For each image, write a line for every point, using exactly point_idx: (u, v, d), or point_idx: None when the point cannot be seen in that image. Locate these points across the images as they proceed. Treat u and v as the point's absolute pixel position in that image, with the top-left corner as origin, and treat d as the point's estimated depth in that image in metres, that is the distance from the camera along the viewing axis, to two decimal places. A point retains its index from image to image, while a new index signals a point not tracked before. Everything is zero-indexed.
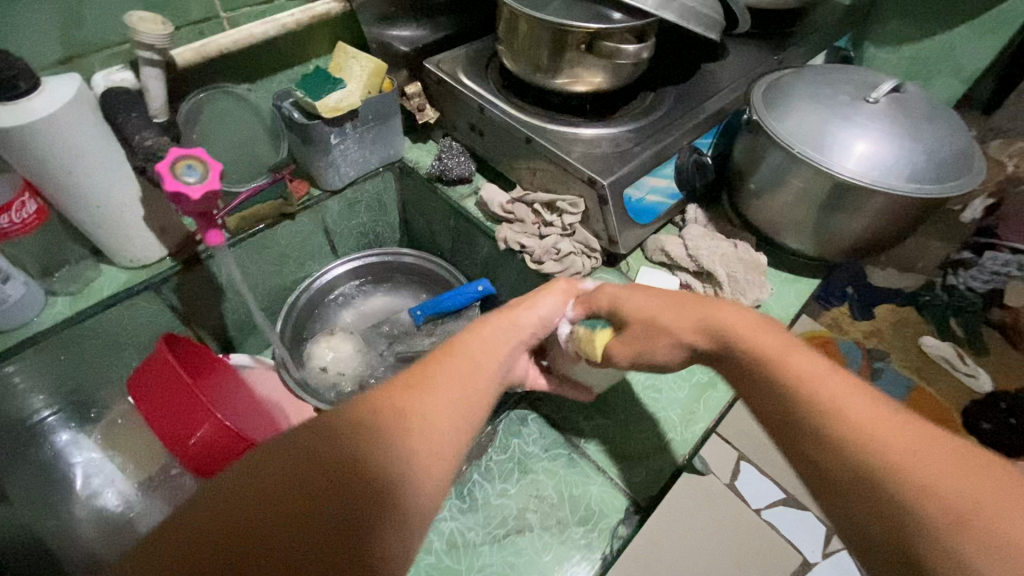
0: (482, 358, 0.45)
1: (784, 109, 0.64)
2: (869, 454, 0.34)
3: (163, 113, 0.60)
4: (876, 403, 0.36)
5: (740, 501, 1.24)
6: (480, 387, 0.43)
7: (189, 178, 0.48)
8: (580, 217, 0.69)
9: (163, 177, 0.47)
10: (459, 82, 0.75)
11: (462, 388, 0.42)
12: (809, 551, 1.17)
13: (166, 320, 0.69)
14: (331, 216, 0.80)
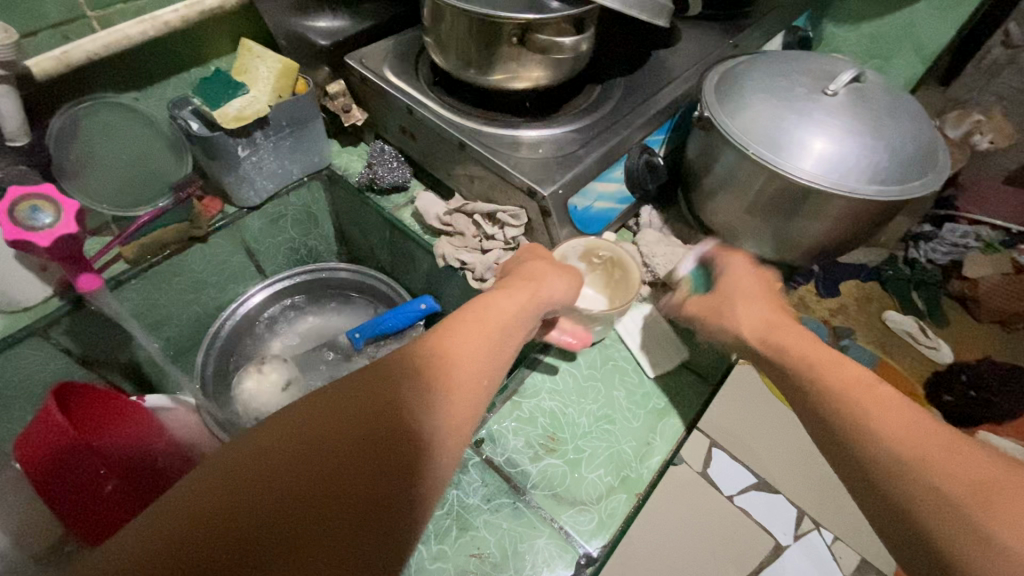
0: (490, 342, 0.41)
1: (738, 103, 0.58)
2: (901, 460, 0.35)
3: (24, 137, 0.52)
4: (864, 398, 0.39)
5: (711, 489, 1.15)
6: (494, 366, 0.41)
7: (37, 220, 0.48)
8: (523, 229, 0.63)
9: (3, 223, 0.47)
10: (385, 80, 0.67)
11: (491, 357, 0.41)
12: (781, 534, 1.10)
13: (62, 365, 0.62)
14: (252, 233, 0.73)
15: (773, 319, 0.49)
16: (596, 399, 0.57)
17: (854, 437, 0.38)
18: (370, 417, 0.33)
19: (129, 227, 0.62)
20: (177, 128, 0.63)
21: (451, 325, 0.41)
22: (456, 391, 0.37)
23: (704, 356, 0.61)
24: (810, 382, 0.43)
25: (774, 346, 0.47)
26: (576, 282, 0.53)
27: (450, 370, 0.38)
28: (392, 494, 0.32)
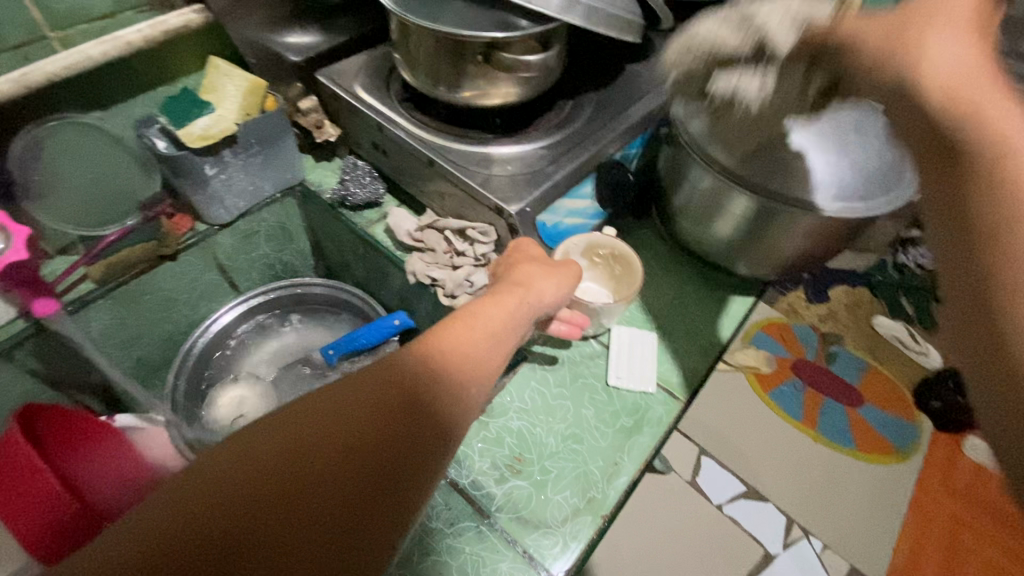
0: (496, 331, 0.42)
1: (705, 120, 0.58)
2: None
3: None
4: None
5: None
6: (498, 357, 0.41)
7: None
8: (493, 246, 0.62)
9: None
10: (356, 97, 0.67)
11: (496, 347, 0.41)
12: None
13: (26, 387, 0.61)
14: (224, 251, 0.72)
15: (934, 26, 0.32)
16: (564, 418, 0.56)
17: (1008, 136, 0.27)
18: (348, 425, 0.32)
19: (96, 247, 0.62)
20: (144, 147, 0.63)
21: (438, 333, 0.39)
22: (467, 374, 0.38)
23: (675, 373, 0.60)
24: (1009, 168, 0.27)
25: (966, 100, 0.29)
26: (565, 287, 0.51)
27: (435, 376, 0.36)
28: (371, 505, 0.31)
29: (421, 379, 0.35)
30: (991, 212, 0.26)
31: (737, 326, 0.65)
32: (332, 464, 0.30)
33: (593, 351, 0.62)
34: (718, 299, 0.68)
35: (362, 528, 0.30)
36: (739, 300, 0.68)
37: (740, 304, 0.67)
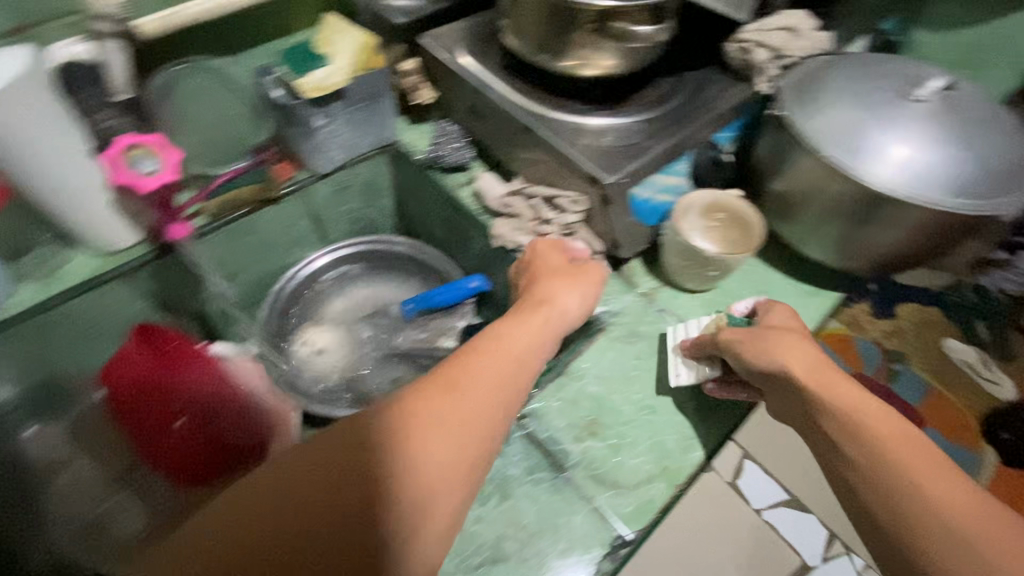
0: (490, 391, 0.44)
1: (815, 105, 0.57)
2: (968, 560, 0.39)
3: (128, 90, 0.57)
4: (922, 479, 0.42)
5: (738, 499, 1.05)
6: (486, 415, 0.43)
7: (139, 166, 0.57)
8: (582, 215, 0.63)
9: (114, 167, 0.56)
10: (458, 61, 0.69)
11: (482, 402, 0.43)
12: (809, 555, 1.00)
13: (141, 308, 0.67)
14: (319, 201, 0.76)
15: (814, 371, 0.49)
16: (642, 388, 0.57)
17: (914, 503, 0.41)
18: (366, 474, 0.38)
19: (209, 185, 0.66)
20: (260, 96, 0.67)
21: (444, 380, 0.43)
22: (442, 439, 0.40)
23: None
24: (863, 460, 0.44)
25: (842, 427, 0.46)
26: (584, 297, 0.55)
27: (388, 445, 0.39)
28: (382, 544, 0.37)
29: (432, 431, 0.40)
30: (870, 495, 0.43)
31: (823, 319, 0.64)
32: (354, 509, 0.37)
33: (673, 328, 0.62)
34: (805, 291, 0.66)
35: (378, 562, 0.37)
36: (828, 293, 0.66)
37: (829, 298, 0.66)
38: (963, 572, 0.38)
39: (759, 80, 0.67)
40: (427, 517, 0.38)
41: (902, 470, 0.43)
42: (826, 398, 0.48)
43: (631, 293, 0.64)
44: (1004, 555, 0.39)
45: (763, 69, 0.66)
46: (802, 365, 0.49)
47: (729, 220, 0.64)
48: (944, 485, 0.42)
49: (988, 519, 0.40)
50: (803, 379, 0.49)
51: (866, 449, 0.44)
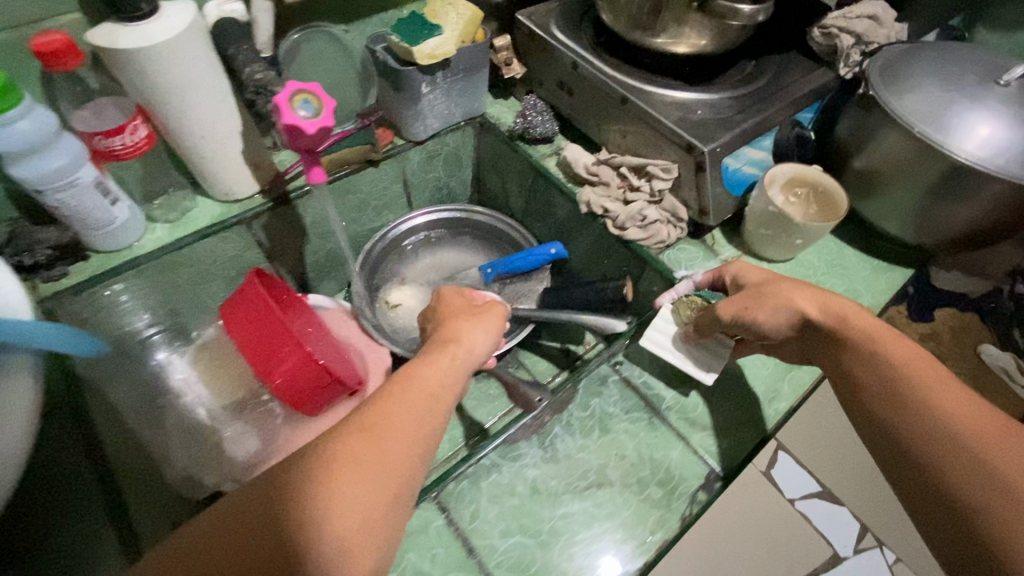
0: (413, 438, 0.39)
1: (906, 84, 0.61)
2: (988, 481, 0.39)
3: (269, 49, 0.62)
4: (958, 417, 0.42)
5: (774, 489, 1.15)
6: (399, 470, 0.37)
7: (304, 112, 0.48)
8: (671, 183, 0.67)
9: (281, 109, 0.47)
10: (554, 37, 0.74)
11: (402, 450, 0.38)
12: (840, 545, 1.10)
13: (253, 255, 0.72)
14: (411, 167, 0.81)
15: (823, 306, 0.51)
16: None
17: (931, 426, 0.42)
18: (268, 546, 0.33)
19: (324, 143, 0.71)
20: (370, 62, 0.71)
21: (368, 436, 0.37)
22: (355, 494, 0.35)
23: None
24: (897, 402, 0.44)
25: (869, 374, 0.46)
26: (491, 340, 0.50)
27: (297, 509, 0.34)
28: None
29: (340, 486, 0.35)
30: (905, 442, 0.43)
31: (893, 293, 0.68)
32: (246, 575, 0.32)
33: None
34: (876, 268, 0.70)
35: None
36: (896, 270, 0.70)
37: (898, 274, 0.70)
38: (981, 491, 0.39)
39: (842, 65, 0.70)
40: None
41: (934, 410, 0.42)
42: (842, 327, 0.49)
43: (714, 260, 0.69)
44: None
45: (847, 54, 0.69)
46: (810, 303, 0.51)
47: (808, 194, 0.68)
48: (980, 420, 0.41)
49: (1023, 448, 0.39)
50: (814, 316, 0.50)
51: (879, 374, 0.46)
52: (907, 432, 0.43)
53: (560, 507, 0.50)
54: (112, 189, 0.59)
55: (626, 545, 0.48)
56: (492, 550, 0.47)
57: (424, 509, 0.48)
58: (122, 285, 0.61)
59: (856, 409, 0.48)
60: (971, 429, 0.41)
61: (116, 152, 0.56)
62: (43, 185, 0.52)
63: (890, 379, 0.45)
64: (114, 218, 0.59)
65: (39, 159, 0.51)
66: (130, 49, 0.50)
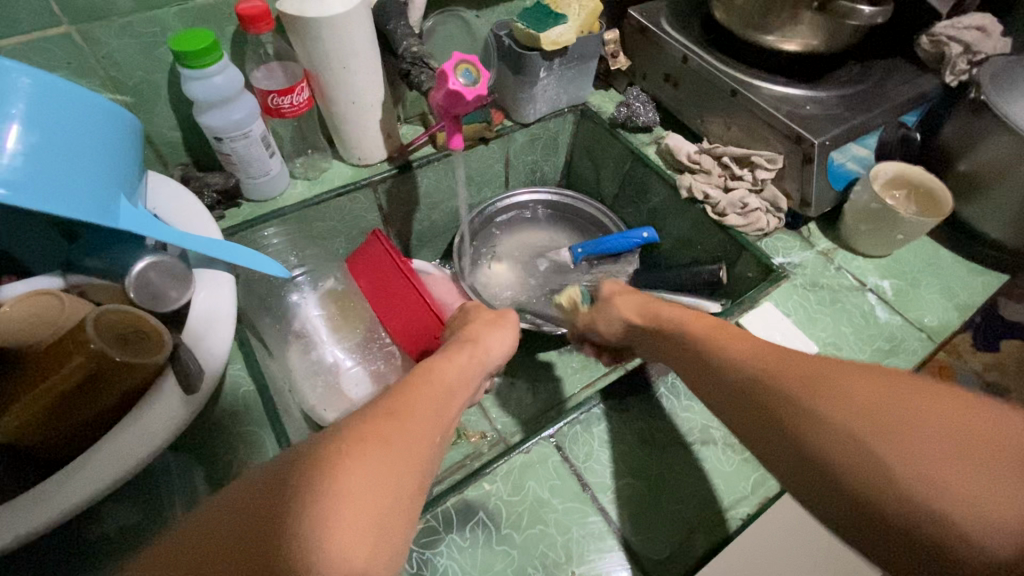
0: (430, 416, 0.41)
1: (1021, 90, 0.62)
2: (841, 440, 0.36)
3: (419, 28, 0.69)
4: (866, 402, 0.37)
5: None
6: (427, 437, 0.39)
7: (465, 80, 0.56)
8: (774, 174, 0.70)
9: (448, 77, 0.55)
10: (664, 31, 0.78)
11: (426, 423, 0.40)
12: None
13: (373, 217, 0.78)
14: (515, 148, 0.86)
15: (646, 308, 0.58)
16: (825, 328, 0.64)
17: (841, 444, 0.36)
18: (285, 487, 0.32)
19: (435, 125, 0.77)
20: (493, 46, 0.77)
21: (407, 396, 0.41)
22: (386, 455, 0.35)
23: (928, 318, 0.66)
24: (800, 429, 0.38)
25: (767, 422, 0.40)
26: (513, 336, 0.57)
27: (315, 463, 0.33)
28: (288, 525, 0.31)
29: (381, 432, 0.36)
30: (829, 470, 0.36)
31: (990, 295, 0.69)
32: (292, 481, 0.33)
33: (850, 285, 0.69)
34: (972, 270, 0.72)
35: (285, 535, 0.31)
36: (993, 274, 0.71)
37: (995, 278, 0.71)
38: (870, 474, 0.35)
39: (949, 73, 0.70)
40: (349, 539, 0.31)
41: (843, 423, 0.36)
42: (685, 328, 0.51)
43: (811, 250, 0.72)
44: (866, 416, 0.36)
45: (954, 62, 0.70)
46: (637, 311, 0.58)
47: (910, 192, 0.70)
48: (883, 396, 0.37)
49: (877, 381, 0.38)
50: (638, 320, 0.58)
51: (715, 363, 0.46)
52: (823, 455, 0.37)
53: (667, 456, 0.54)
54: (271, 143, 0.66)
55: (727, 496, 0.52)
56: (604, 487, 0.51)
57: (542, 445, 0.53)
58: (272, 230, 0.69)
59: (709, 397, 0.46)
60: (883, 429, 0.35)
61: (281, 110, 0.63)
62: (224, 133, 0.60)
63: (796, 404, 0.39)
64: (270, 170, 0.66)
65: (225, 111, 0.60)
66: (314, 19, 0.57)
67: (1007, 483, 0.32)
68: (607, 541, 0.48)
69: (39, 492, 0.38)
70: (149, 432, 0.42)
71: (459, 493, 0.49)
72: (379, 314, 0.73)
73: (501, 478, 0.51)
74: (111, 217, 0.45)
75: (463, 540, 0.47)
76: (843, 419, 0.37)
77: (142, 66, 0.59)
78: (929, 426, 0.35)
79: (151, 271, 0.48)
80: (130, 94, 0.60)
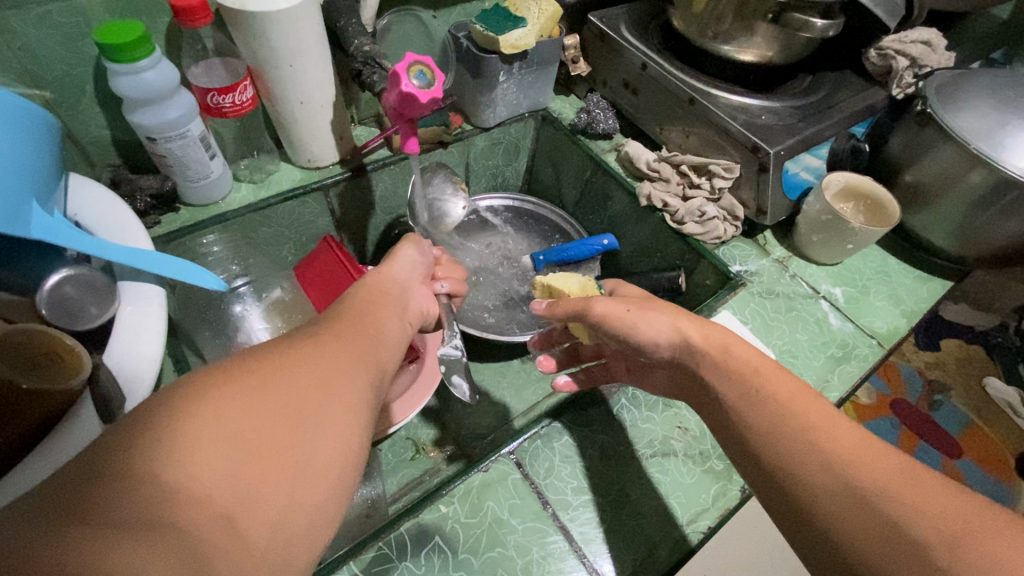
0: (389, 328, 0.40)
1: (961, 105, 0.65)
2: (877, 531, 0.33)
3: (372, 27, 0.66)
4: (835, 428, 0.38)
5: None
6: (388, 342, 0.38)
7: (420, 81, 0.54)
8: (731, 183, 0.71)
9: (401, 76, 0.53)
10: (624, 38, 0.78)
11: (383, 328, 0.39)
12: None
13: (325, 223, 0.75)
14: (475, 152, 0.84)
15: (708, 333, 0.46)
16: (781, 336, 0.65)
17: (797, 451, 0.37)
18: (255, 354, 0.30)
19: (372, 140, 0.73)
20: (451, 48, 0.75)
21: (336, 324, 0.36)
22: (349, 347, 0.34)
23: (878, 324, 0.68)
24: (766, 440, 0.39)
25: (739, 426, 0.41)
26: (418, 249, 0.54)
27: (290, 346, 0.32)
28: (259, 377, 0.28)
29: (247, 386, 0.27)
30: (776, 464, 0.38)
31: (935, 301, 0.72)
32: (135, 441, 0.24)
33: (805, 292, 0.70)
34: (917, 277, 0.74)
35: (260, 390, 0.28)
36: (936, 281, 0.74)
37: (939, 284, 0.74)
38: (818, 471, 0.36)
39: (896, 86, 0.73)
40: (317, 417, 0.29)
41: (791, 425, 0.38)
42: (724, 368, 0.44)
43: (767, 258, 0.73)
44: (916, 512, 0.32)
45: (902, 76, 0.72)
46: (694, 330, 0.46)
47: (861, 202, 0.73)
48: (832, 418, 0.38)
49: (831, 411, 0.39)
50: (696, 341, 0.46)
51: (763, 426, 0.40)
52: (778, 454, 0.38)
53: (630, 469, 0.53)
54: (212, 145, 0.62)
55: (689, 509, 0.51)
56: (565, 504, 0.50)
57: (501, 463, 0.51)
58: (213, 236, 0.64)
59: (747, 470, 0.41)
60: (841, 444, 0.37)
61: (223, 109, 0.59)
62: (157, 134, 0.56)
63: (761, 410, 0.40)
64: (211, 173, 0.62)
65: (158, 110, 0.55)
66: (255, 13, 0.53)
67: (945, 505, 0.33)
68: (569, 561, 0.47)
69: None
70: (59, 471, 0.38)
71: (414, 517, 0.47)
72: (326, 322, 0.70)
73: (458, 498, 0.49)
74: (18, 224, 0.40)
75: (418, 568, 0.45)
76: (799, 420, 0.38)
77: (62, 59, 0.54)
78: (995, 542, 0.30)
79: (67, 285, 0.45)
80: (48, 89, 0.55)
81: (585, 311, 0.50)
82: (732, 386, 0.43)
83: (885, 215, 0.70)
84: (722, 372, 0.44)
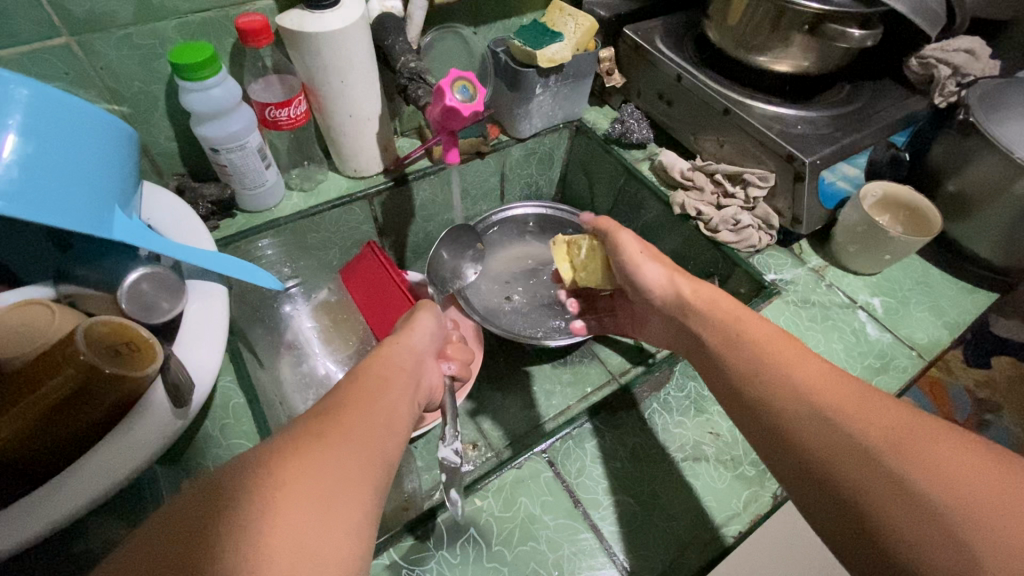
0: (394, 406, 0.40)
1: (1007, 113, 0.64)
2: (843, 449, 0.36)
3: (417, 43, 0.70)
4: (812, 373, 0.40)
5: None
6: (393, 428, 0.38)
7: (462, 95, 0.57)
8: (766, 192, 0.72)
9: (446, 91, 0.56)
10: (658, 49, 0.79)
11: (385, 410, 0.38)
12: None
13: (368, 229, 0.79)
14: (511, 162, 0.87)
15: (698, 289, 0.53)
16: (816, 345, 0.65)
17: (783, 397, 0.40)
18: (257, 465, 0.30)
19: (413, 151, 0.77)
20: (491, 62, 0.78)
21: (339, 416, 0.36)
22: (352, 446, 0.34)
23: (918, 336, 0.67)
24: (753, 371, 0.43)
25: (733, 373, 0.44)
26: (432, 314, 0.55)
27: (294, 451, 0.32)
28: (261, 500, 0.29)
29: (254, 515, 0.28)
30: (765, 404, 0.41)
31: (980, 313, 0.70)
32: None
33: (842, 302, 0.69)
34: (961, 289, 0.73)
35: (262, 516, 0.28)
36: (981, 292, 0.73)
37: (984, 296, 0.72)
38: (795, 406, 0.39)
39: (937, 95, 0.72)
40: (320, 531, 0.29)
41: (778, 378, 0.41)
42: (709, 319, 0.50)
43: (803, 268, 0.73)
44: (885, 437, 0.35)
45: (943, 84, 0.71)
46: (687, 287, 0.54)
47: (898, 211, 0.72)
48: (819, 371, 0.41)
49: (810, 360, 0.42)
50: (688, 295, 0.53)
51: (757, 371, 0.42)
52: (768, 403, 0.41)
53: (659, 473, 0.54)
54: (268, 155, 0.66)
55: (720, 513, 0.52)
56: (596, 503, 0.51)
57: (534, 461, 0.53)
58: (267, 240, 0.69)
59: (745, 424, 0.42)
60: (818, 381, 0.40)
61: (279, 122, 0.63)
62: (220, 145, 0.60)
63: (752, 346, 0.44)
64: (267, 181, 0.67)
65: (221, 123, 0.60)
66: (311, 34, 0.57)
67: (910, 423, 0.36)
68: (598, 558, 0.48)
69: (52, 484, 0.39)
70: (132, 450, 0.42)
71: (451, 508, 0.49)
72: (368, 322, 0.75)
73: (492, 493, 0.51)
74: (103, 226, 0.45)
75: (453, 557, 0.47)
76: (790, 369, 0.41)
77: (139, 78, 0.59)
78: (934, 444, 0.34)
79: (144, 282, 0.49)
80: (126, 105, 0.61)
81: (607, 234, 0.60)
82: (727, 343, 0.46)
83: (925, 226, 0.70)
84: (722, 336, 0.47)
